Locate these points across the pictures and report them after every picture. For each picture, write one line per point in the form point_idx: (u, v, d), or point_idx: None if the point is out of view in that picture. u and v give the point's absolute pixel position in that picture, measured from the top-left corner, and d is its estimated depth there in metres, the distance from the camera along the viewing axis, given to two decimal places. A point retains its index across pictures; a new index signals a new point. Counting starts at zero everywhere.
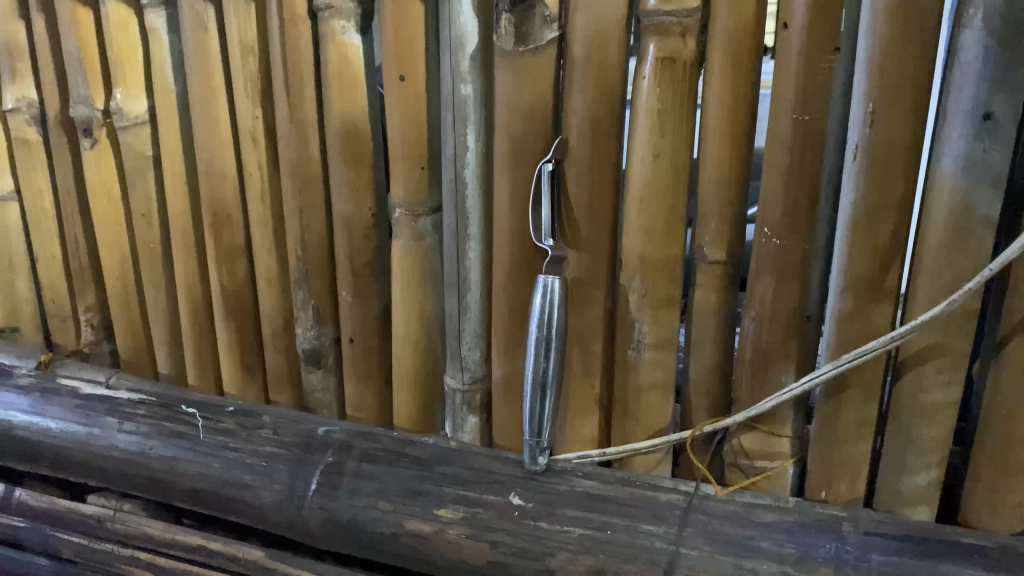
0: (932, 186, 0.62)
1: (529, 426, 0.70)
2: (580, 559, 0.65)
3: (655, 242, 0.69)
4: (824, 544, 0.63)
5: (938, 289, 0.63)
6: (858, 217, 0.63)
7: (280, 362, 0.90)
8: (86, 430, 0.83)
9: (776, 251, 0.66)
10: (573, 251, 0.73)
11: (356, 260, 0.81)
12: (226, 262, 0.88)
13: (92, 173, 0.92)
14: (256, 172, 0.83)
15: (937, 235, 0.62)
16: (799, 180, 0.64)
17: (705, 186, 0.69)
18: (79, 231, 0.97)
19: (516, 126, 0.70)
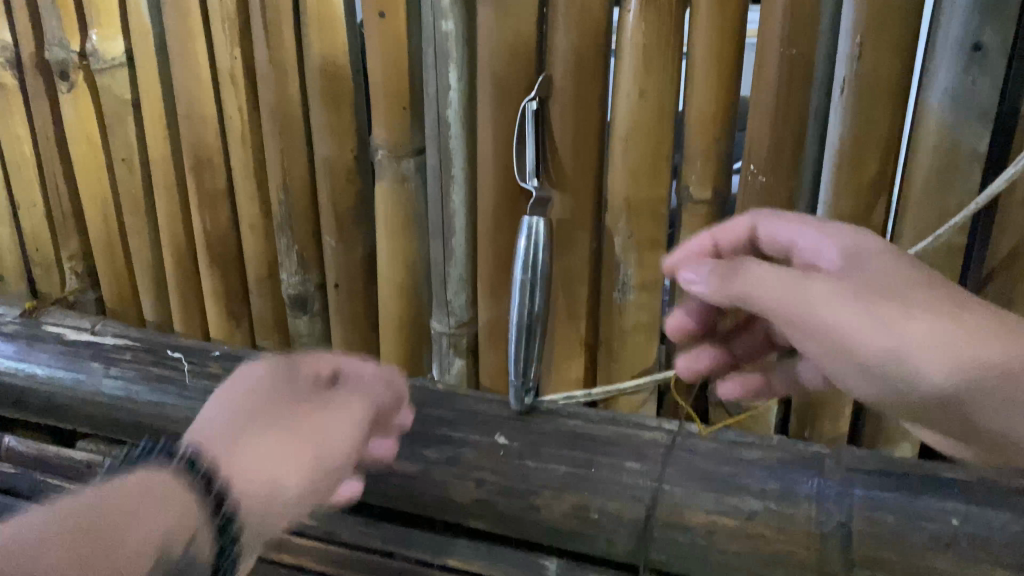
0: (920, 121, 0.61)
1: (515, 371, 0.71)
2: (565, 497, 0.65)
3: (640, 182, 0.69)
4: (807, 480, 0.63)
5: (924, 225, 0.63)
6: (843, 154, 0.62)
7: (265, 308, 0.90)
8: (72, 376, 0.83)
9: (762, 189, 0.65)
10: (558, 192, 0.71)
11: (339, 204, 0.80)
12: (209, 208, 0.87)
13: (71, 118, 0.90)
14: (236, 115, 0.82)
15: (923, 171, 0.61)
16: (786, 116, 0.62)
17: (690, 124, 0.67)
18: (60, 177, 0.96)
19: (499, 64, 0.69)
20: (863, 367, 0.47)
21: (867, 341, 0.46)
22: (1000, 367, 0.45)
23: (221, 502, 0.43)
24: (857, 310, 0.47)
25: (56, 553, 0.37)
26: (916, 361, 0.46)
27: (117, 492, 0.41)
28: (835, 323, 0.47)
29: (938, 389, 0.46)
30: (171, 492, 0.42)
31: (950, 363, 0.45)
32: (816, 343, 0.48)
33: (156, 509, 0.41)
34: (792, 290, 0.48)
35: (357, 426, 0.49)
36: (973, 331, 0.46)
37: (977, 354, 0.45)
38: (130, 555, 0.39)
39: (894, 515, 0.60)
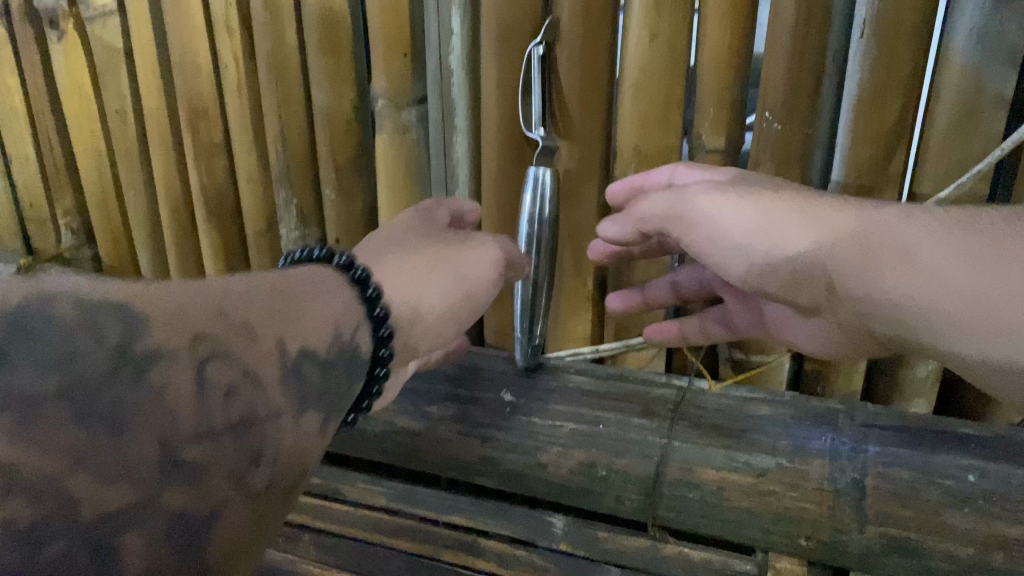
0: (943, 64, 0.58)
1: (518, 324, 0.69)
2: (572, 454, 0.64)
3: (650, 130, 0.67)
4: (820, 436, 0.63)
5: (945, 173, 0.60)
6: (862, 98, 0.60)
7: (265, 264, 0.88)
8: None
9: (778, 136, 0.63)
10: (566, 141, 0.69)
11: (338, 156, 0.78)
12: (205, 160, 0.84)
13: (62, 68, 0.88)
14: (232, 64, 0.79)
15: (945, 116, 0.59)
16: (804, 59, 0.60)
17: (703, 70, 0.65)
18: (52, 130, 0.93)
19: (504, 8, 0.66)
20: (739, 256, 0.53)
21: (730, 225, 0.53)
22: (855, 230, 0.48)
23: (377, 298, 0.47)
24: (725, 202, 0.53)
25: (244, 316, 0.39)
26: (772, 237, 0.51)
27: (288, 275, 0.44)
28: (706, 218, 0.54)
29: (796, 258, 0.50)
30: (335, 283, 0.46)
31: (806, 237, 0.50)
32: (703, 243, 0.55)
33: (329, 295, 0.44)
34: (668, 203, 0.56)
35: (479, 263, 0.55)
36: (826, 211, 0.50)
37: (830, 222, 0.49)
38: (309, 328, 0.42)
39: (909, 471, 0.59)
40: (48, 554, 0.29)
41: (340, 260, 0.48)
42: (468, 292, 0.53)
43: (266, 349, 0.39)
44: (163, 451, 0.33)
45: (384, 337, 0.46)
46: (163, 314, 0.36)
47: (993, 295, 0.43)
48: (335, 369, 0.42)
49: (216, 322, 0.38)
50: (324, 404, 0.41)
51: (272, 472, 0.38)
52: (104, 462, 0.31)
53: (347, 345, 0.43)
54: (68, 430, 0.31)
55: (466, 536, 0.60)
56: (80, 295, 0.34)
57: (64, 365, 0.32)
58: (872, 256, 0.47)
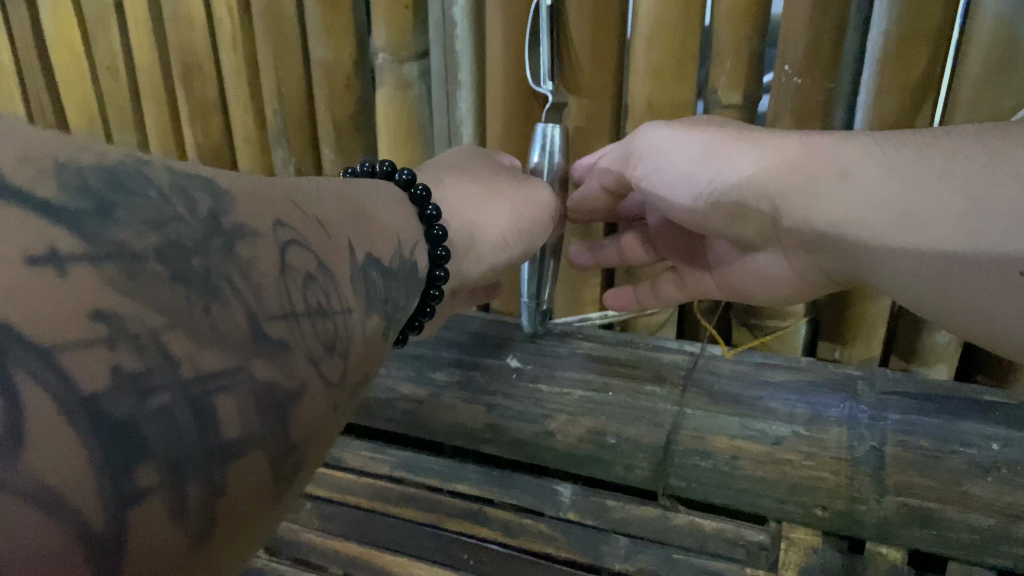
0: (975, 12, 0.55)
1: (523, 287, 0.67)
2: (581, 421, 0.61)
3: (664, 85, 0.64)
4: (837, 404, 0.61)
5: None
6: (888, 49, 0.57)
7: None
8: None
9: (797, 91, 0.60)
10: (575, 95, 0.66)
11: (338, 113, 0.75)
12: (200, 118, 0.82)
13: (51, 23, 0.85)
14: (226, 16, 0.75)
15: (976, 68, 0.56)
16: (827, 7, 0.57)
17: (719, 20, 0.62)
18: (43, 87, 0.91)
19: None
20: (685, 190, 0.54)
21: (675, 160, 0.53)
22: (798, 158, 0.47)
23: (435, 215, 0.49)
24: (670, 137, 0.54)
25: (317, 213, 0.38)
26: (713, 169, 0.51)
27: (354, 184, 0.46)
28: (653, 152, 0.55)
29: (737, 187, 0.50)
30: (398, 200, 0.48)
31: (746, 165, 0.49)
32: (654, 180, 0.56)
33: (395, 210, 0.47)
34: (623, 144, 0.58)
35: (523, 193, 0.57)
36: (770, 140, 0.49)
37: (775, 153, 0.48)
38: (377, 239, 0.42)
39: (930, 440, 0.57)
40: (154, 406, 0.24)
41: (403, 174, 0.50)
42: (520, 222, 0.56)
43: (338, 248, 0.38)
44: (253, 320, 0.29)
45: (440, 254, 0.48)
46: (246, 194, 0.33)
47: (927, 215, 0.42)
48: (393, 279, 0.42)
49: (295, 216, 0.36)
50: (386, 310, 0.40)
51: (344, 365, 0.35)
52: (198, 321, 0.27)
53: (406, 258, 0.44)
54: (169, 286, 0.27)
55: (472, 505, 0.58)
56: (169, 167, 0.31)
57: (159, 223, 0.28)
58: (811, 183, 0.47)
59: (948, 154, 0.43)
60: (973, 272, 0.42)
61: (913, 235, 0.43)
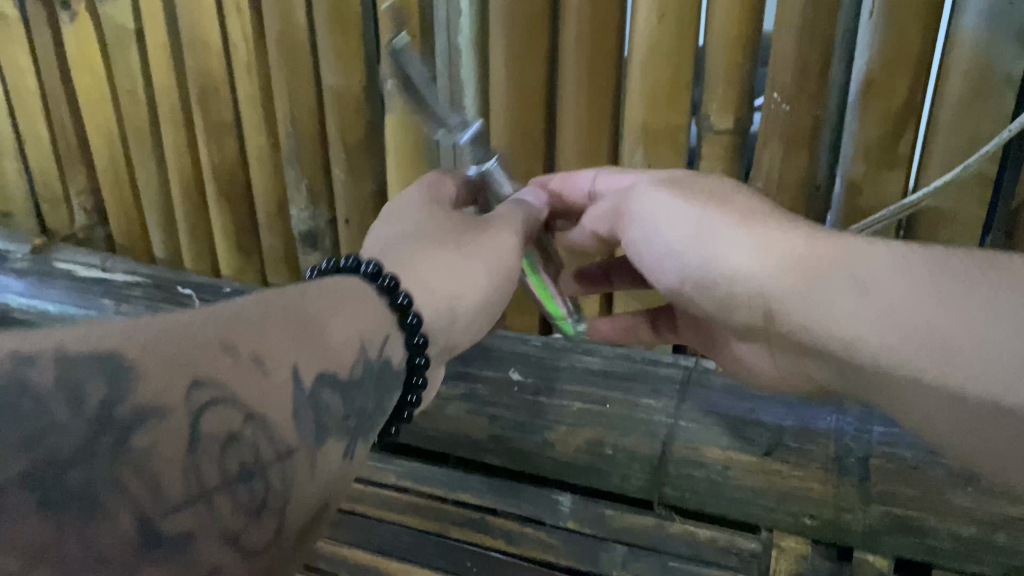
0: (953, 41, 0.58)
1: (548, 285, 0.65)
2: (580, 432, 0.64)
3: (659, 109, 0.67)
4: (825, 417, 0.63)
5: (954, 153, 0.60)
6: (871, 77, 0.60)
7: (276, 243, 0.89)
8: (83, 311, 0.84)
9: (787, 117, 0.63)
10: (575, 120, 0.69)
11: (349, 135, 0.78)
12: (216, 140, 0.85)
13: (75, 49, 0.88)
14: (242, 44, 0.79)
15: (954, 95, 0.58)
16: (812, 38, 0.60)
17: (712, 49, 0.64)
18: (65, 111, 0.94)
19: None
20: (676, 270, 0.52)
21: (666, 235, 0.51)
22: (799, 256, 0.45)
23: (408, 306, 0.44)
24: (663, 208, 0.52)
25: (252, 348, 0.34)
26: (705, 253, 0.49)
27: (306, 286, 0.40)
28: (643, 221, 0.53)
29: (727, 272, 0.49)
30: (361, 297, 0.42)
31: (739, 257, 0.48)
32: (643, 252, 0.54)
33: (351, 310, 0.41)
34: (616, 201, 0.56)
35: (506, 251, 0.52)
36: (769, 230, 0.47)
37: (775, 247, 0.46)
38: (332, 352, 0.38)
39: (913, 451, 0.59)
40: None
41: (370, 269, 0.44)
42: (501, 286, 0.53)
43: (279, 384, 0.34)
44: (144, 526, 0.27)
45: (420, 347, 0.44)
46: (159, 361, 0.30)
47: (957, 337, 0.38)
48: (358, 389, 0.39)
49: (222, 361, 0.32)
50: (346, 429, 0.38)
51: (280, 524, 0.32)
52: (74, 547, 0.25)
53: (380, 359, 0.41)
54: (36, 515, 0.24)
55: (476, 513, 0.61)
56: (63, 346, 0.28)
57: (37, 439, 0.25)
58: (812, 284, 0.44)
59: (979, 280, 0.39)
60: (1007, 411, 0.37)
61: (940, 357, 0.39)
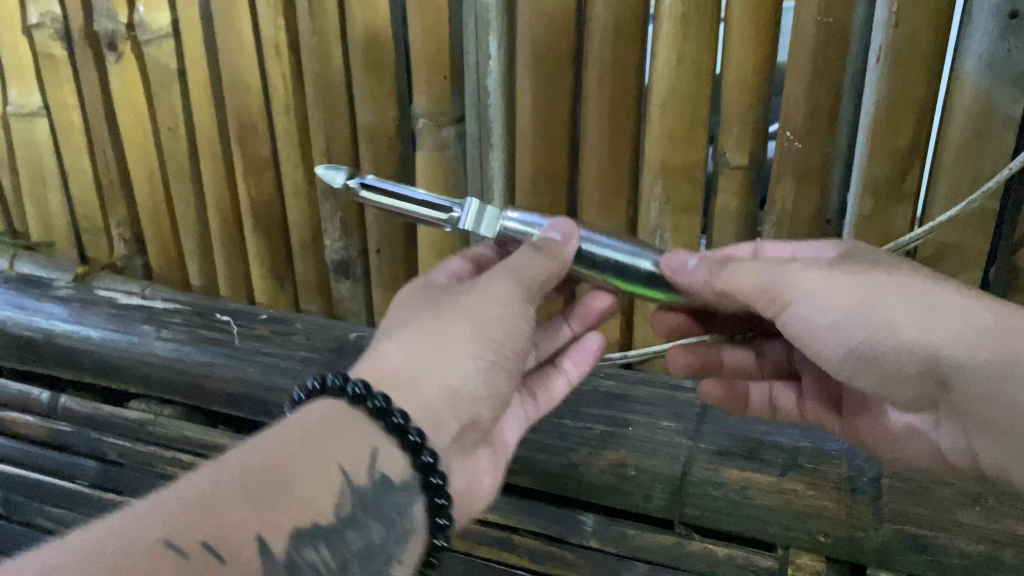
0: (956, 85, 0.61)
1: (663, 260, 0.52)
2: (603, 454, 0.68)
3: (677, 147, 0.70)
4: (838, 439, 0.65)
5: (957, 190, 0.64)
6: (878, 118, 0.63)
7: (309, 272, 0.93)
8: (124, 337, 0.90)
9: (798, 155, 0.66)
10: (597, 157, 0.73)
11: (381, 170, 0.82)
12: (254, 174, 0.89)
13: (119, 87, 0.93)
14: (280, 83, 0.83)
15: (958, 135, 0.62)
16: (822, 83, 0.64)
17: (727, 90, 0.68)
18: (108, 146, 0.99)
19: (538, 32, 0.70)
20: (836, 343, 0.50)
21: (829, 304, 0.49)
22: (984, 325, 0.45)
23: (421, 442, 0.45)
24: (827, 278, 0.50)
25: (206, 535, 0.36)
26: (873, 323, 0.48)
27: (276, 436, 0.42)
28: (805, 293, 0.50)
29: (893, 321, 0.47)
30: (340, 433, 0.43)
31: (922, 326, 0.46)
32: (796, 324, 0.51)
33: (326, 451, 0.42)
34: (768, 272, 0.51)
35: (502, 305, 0.51)
36: (948, 299, 0.47)
37: (945, 308, 0.46)
38: (308, 504, 0.40)
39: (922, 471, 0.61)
40: None
41: (335, 381, 0.46)
42: (507, 348, 0.51)
43: (242, 565, 0.37)
44: None
45: (420, 444, 0.45)
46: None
47: None
48: (351, 527, 0.42)
49: (166, 566, 0.34)
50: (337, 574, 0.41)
51: None
52: None
53: (375, 485, 0.43)
54: None
55: (501, 534, 0.65)
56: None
57: None
58: (1010, 353, 0.44)
59: None
60: None
61: None
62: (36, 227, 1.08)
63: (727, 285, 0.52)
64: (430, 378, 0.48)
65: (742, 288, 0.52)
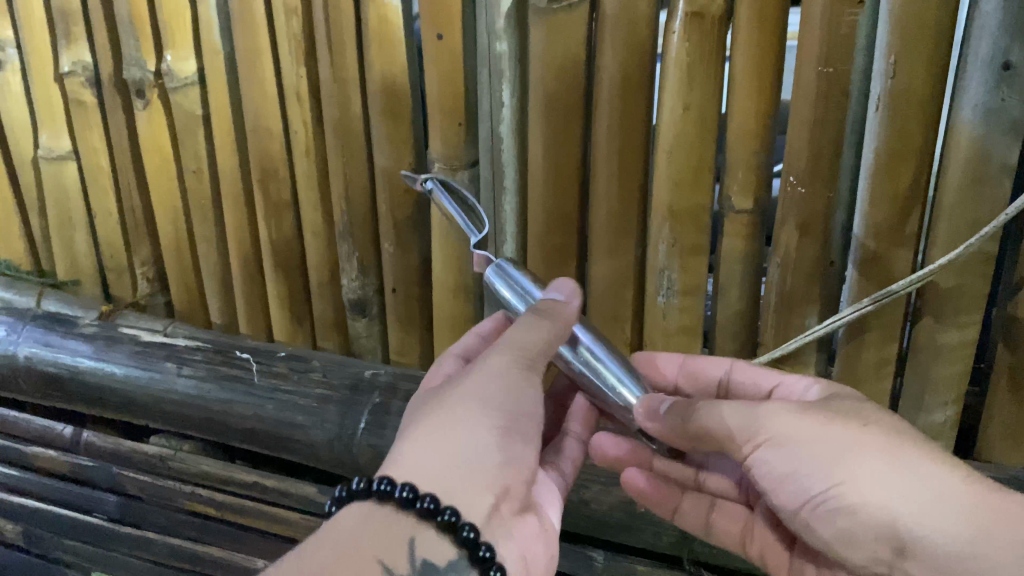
0: (953, 133, 0.64)
1: (614, 374, 0.59)
2: (614, 490, 0.71)
3: (684, 192, 0.72)
4: None
5: (957, 234, 0.65)
6: (878, 165, 0.65)
7: (326, 311, 0.95)
8: (148, 374, 0.93)
9: (801, 199, 0.69)
10: (607, 201, 0.75)
11: (397, 213, 0.85)
12: (274, 216, 0.92)
13: (145, 132, 0.97)
14: (301, 129, 0.87)
15: (955, 181, 0.64)
16: (823, 131, 0.66)
17: (732, 137, 0.71)
18: (134, 188, 1.02)
19: (549, 82, 0.73)
20: (798, 492, 0.53)
21: (803, 452, 0.52)
22: (959, 505, 0.49)
23: (457, 520, 0.47)
24: (802, 427, 0.53)
25: None
26: (841, 476, 0.51)
27: (307, 550, 0.44)
28: (777, 441, 0.53)
29: (853, 475, 0.51)
30: (371, 534, 0.46)
31: (878, 480, 0.50)
32: (766, 466, 0.55)
33: (359, 551, 0.45)
34: (741, 415, 0.55)
35: (505, 376, 0.55)
36: (922, 465, 0.50)
37: (902, 468, 0.50)
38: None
39: None
40: None
41: (360, 484, 0.48)
42: (522, 419, 0.55)
43: None
44: None
45: (455, 521, 0.47)
46: None
47: None
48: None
49: None
50: None
51: None
52: None
53: (417, 571, 0.46)
54: None
55: None
56: None
57: None
58: (983, 533, 0.48)
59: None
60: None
61: None
62: (63, 266, 1.12)
63: (697, 423, 0.56)
64: (450, 462, 0.50)
65: (714, 425, 0.55)
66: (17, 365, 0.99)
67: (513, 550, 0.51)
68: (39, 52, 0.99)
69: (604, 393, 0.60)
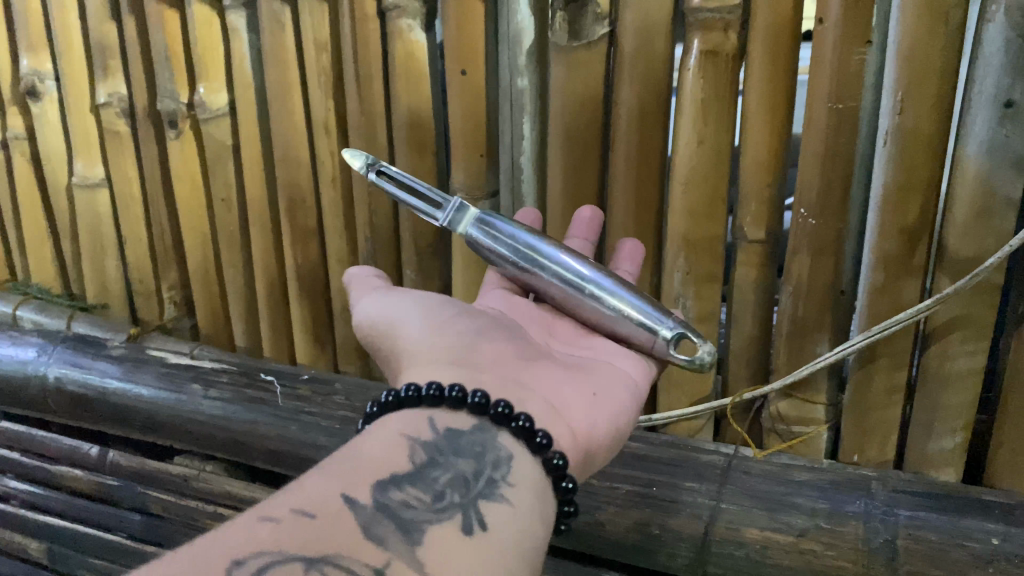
0: (959, 167, 0.66)
1: (626, 308, 0.55)
2: (629, 512, 0.73)
3: (699, 221, 0.75)
4: (854, 500, 0.68)
5: (965, 264, 0.68)
6: (888, 197, 0.68)
7: (348, 335, 0.98)
8: (175, 395, 0.95)
9: (813, 230, 0.71)
10: (623, 229, 0.78)
11: (419, 240, 0.88)
12: (301, 243, 0.95)
13: (177, 162, 1.00)
14: (329, 160, 0.90)
15: (963, 212, 0.67)
16: (833, 165, 0.69)
17: (745, 169, 0.73)
18: (163, 214, 1.05)
19: (569, 116, 0.76)
20: None
21: None
22: None
23: (462, 393, 0.48)
24: None
25: (292, 503, 0.39)
26: None
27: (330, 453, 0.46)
28: None
29: None
30: (389, 424, 0.47)
31: None
32: None
33: (380, 435, 0.46)
34: None
35: (406, 303, 0.58)
36: None
37: None
38: (385, 461, 0.44)
39: (938, 533, 0.64)
40: None
41: (391, 397, 0.49)
42: (469, 321, 0.57)
43: (336, 515, 0.39)
44: None
45: (462, 393, 0.48)
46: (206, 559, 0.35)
47: None
48: (434, 467, 0.44)
49: (261, 531, 0.37)
50: (448, 508, 0.42)
51: None
52: None
53: (443, 437, 0.46)
54: None
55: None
56: None
57: None
58: None
59: None
60: None
61: None
62: (93, 290, 1.15)
63: None
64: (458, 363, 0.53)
65: None
66: (46, 385, 1.02)
67: (538, 401, 0.52)
68: (77, 84, 1.04)
69: (623, 324, 0.55)
